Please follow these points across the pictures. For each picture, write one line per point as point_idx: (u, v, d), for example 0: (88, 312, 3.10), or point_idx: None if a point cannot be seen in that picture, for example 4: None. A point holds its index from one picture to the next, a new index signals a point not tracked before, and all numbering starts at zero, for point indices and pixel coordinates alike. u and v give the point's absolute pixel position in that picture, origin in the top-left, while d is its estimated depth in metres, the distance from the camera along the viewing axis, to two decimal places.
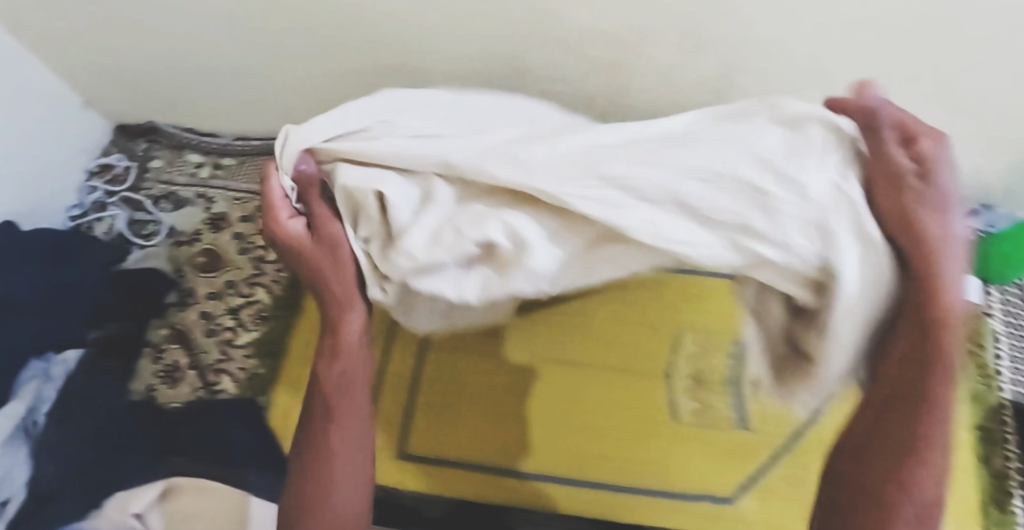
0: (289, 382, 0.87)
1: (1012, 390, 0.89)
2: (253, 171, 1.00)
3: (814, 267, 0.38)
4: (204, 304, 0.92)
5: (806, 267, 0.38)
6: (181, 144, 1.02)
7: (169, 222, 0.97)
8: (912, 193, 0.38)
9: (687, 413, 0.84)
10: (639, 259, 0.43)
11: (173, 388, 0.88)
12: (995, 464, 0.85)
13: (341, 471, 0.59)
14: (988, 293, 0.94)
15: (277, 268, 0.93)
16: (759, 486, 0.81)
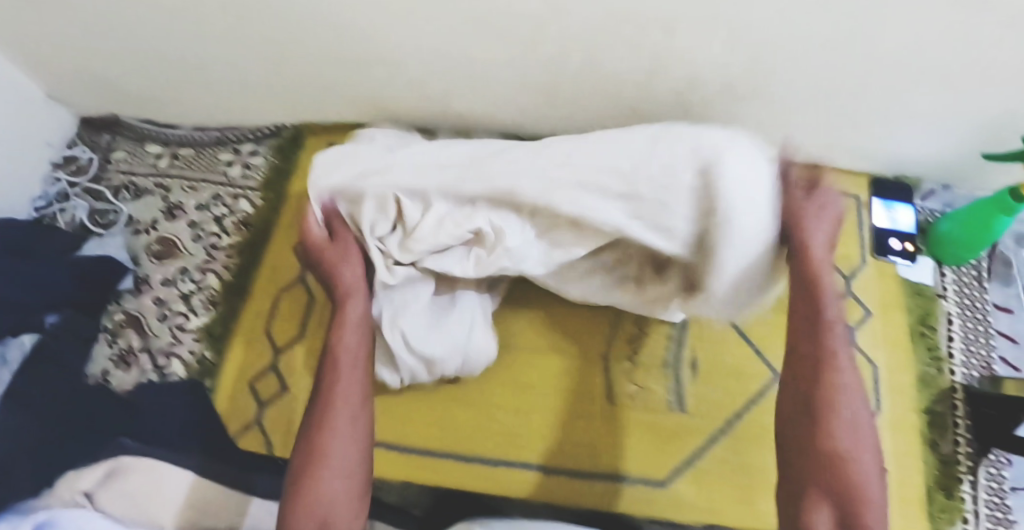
0: (235, 366, 0.89)
1: (964, 373, 0.87)
2: (207, 157, 1.03)
3: (682, 237, 0.66)
4: (158, 290, 0.94)
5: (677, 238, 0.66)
6: (142, 136, 1.05)
7: (128, 210, 1.00)
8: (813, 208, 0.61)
9: (624, 395, 0.84)
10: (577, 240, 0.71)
11: (129, 372, 0.90)
12: (943, 449, 0.84)
13: (327, 459, 0.61)
14: (941, 274, 0.92)
15: (228, 255, 0.96)
16: (696, 468, 0.81)
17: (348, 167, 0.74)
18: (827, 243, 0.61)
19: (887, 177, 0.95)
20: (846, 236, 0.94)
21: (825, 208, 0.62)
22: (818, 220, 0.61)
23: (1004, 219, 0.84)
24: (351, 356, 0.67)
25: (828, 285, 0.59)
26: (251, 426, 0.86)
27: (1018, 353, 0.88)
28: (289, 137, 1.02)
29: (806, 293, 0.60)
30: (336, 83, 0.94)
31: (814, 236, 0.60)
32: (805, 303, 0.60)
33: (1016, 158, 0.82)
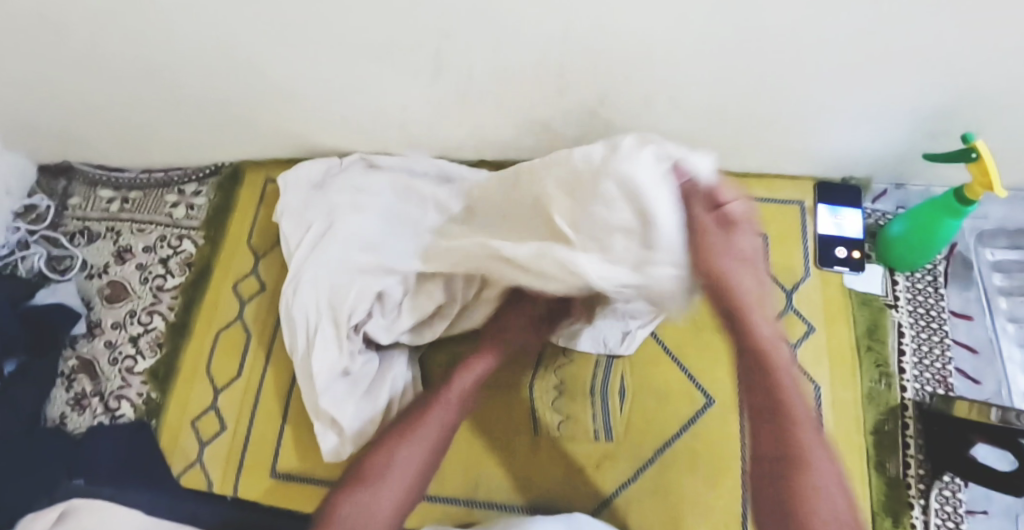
0: (178, 405, 0.92)
1: (916, 388, 0.82)
2: (153, 200, 1.06)
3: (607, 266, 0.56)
4: (108, 333, 0.98)
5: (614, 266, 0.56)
6: (94, 181, 1.08)
7: (83, 255, 1.04)
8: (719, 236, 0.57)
9: (548, 426, 0.83)
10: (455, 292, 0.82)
11: (80, 415, 0.93)
12: (891, 471, 0.79)
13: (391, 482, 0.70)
14: (893, 283, 0.87)
15: (171, 296, 0.98)
16: (622, 499, 0.79)
17: (298, 224, 0.89)
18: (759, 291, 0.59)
19: (833, 181, 0.92)
20: (789, 248, 0.91)
21: (737, 245, 0.58)
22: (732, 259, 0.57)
23: (950, 224, 0.79)
24: (445, 408, 0.75)
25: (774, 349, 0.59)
26: (192, 466, 0.89)
27: (977, 363, 0.83)
28: (228, 173, 1.04)
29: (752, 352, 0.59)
30: (264, 124, 0.95)
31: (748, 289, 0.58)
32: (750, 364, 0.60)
33: (959, 160, 0.74)
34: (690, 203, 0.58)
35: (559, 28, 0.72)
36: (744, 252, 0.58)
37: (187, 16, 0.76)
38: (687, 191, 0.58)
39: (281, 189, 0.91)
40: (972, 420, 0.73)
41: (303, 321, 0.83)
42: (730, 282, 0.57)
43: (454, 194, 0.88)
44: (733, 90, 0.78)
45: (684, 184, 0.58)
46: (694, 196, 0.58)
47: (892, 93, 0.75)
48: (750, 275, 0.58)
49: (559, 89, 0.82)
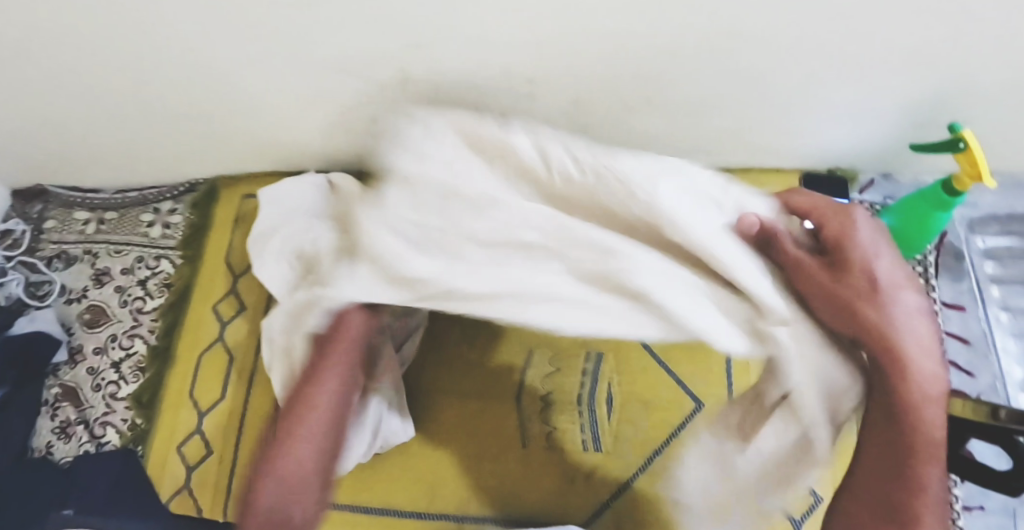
0: (164, 430, 0.91)
1: None
2: (129, 220, 1.04)
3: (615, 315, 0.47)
4: (90, 359, 0.96)
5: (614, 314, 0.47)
6: (68, 203, 1.06)
7: (61, 279, 1.02)
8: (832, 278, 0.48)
9: (538, 437, 0.82)
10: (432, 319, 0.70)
11: (66, 444, 0.92)
12: None
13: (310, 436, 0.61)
14: None
15: (152, 319, 0.97)
16: (615, 509, 0.79)
17: None
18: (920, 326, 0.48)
19: (821, 172, 0.90)
20: None
21: (868, 268, 0.48)
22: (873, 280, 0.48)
23: (940, 216, 0.77)
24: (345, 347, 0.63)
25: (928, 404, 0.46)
26: (182, 490, 0.88)
27: (970, 355, 0.83)
28: (204, 191, 1.02)
29: (889, 401, 0.47)
30: (239, 139, 0.93)
31: (897, 315, 0.47)
32: (898, 418, 0.47)
33: (947, 152, 0.72)
34: (774, 245, 0.49)
35: (530, 37, 0.70)
36: (870, 283, 0.48)
37: (149, 37, 0.74)
38: (763, 234, 0.49)
39: None
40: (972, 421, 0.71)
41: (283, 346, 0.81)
42: (871, 315, 0.46)
43: None
44: (713, 89, 0.76)
45: (762, 225, 0.49)
46: (777, 235, 0.49)
47: (880, 85, 0.73)
48: (887, 303, 0.47)
49: (534, 96, 0.80)
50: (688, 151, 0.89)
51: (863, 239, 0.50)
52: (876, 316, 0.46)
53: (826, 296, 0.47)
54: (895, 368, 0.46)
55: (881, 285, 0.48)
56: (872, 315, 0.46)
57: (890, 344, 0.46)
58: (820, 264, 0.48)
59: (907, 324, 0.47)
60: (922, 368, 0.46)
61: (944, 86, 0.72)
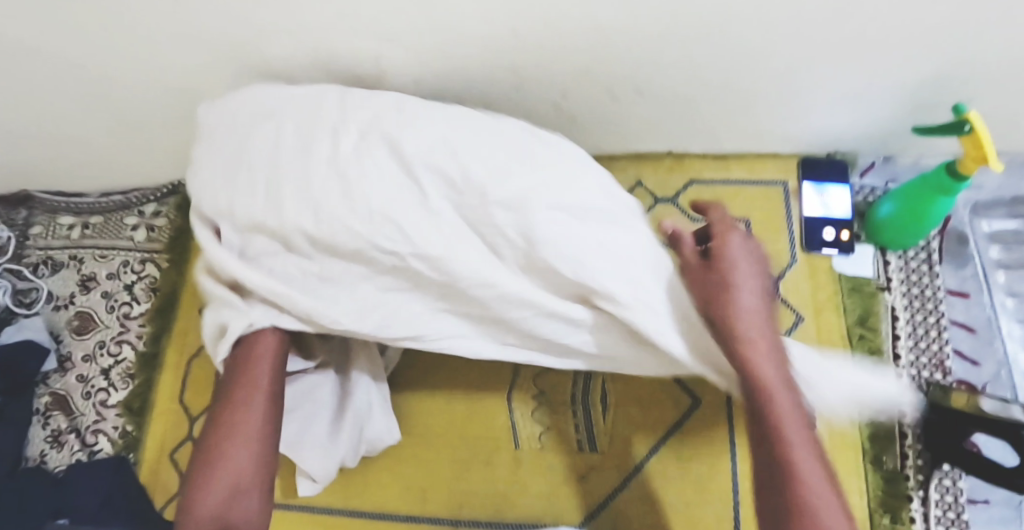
0: (156, 438, 0.92)
1: (912, 375, 0.79)
2: (113, 225, 1.02)
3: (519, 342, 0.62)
4: (80, 367, 0.95)
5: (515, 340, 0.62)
6: (52, 208, 1.03)
7: (48, 286, 1.00)
8: (710, 279, 0.57)
9: (529, 438, 0.81)
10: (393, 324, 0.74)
11: (58, 453, 0.92)
12: (888, 465, 0.76)
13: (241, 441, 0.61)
14: (885, 264, 0.83)
15: (139, 324, 0.97)
16: (608, 508, 0.78)
17: None
18: (755, 314, 0.56)
19: (819, 156, 0.86)
20: (772, 232, 0.86)
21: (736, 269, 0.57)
22: (739, 277, 0.57)
23: (943, 201, 0.74)
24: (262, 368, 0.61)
25: (770, 376, 0.54)
26: (174, 499, 0.89)
27: (975, 343, 0.80)
28: (187, 192, 1.00)
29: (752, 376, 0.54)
30: None
31: (739, 305, 0.55)
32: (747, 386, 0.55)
33: (950, 134, 0.68)
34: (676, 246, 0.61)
35: (506, 27, 0.67)
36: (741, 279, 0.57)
37: (115, 36, 0.72)
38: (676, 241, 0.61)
39: None
40: (981, 414, 0.70)
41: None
42: (726, 306, 0.55)
43: None
44: (702, 75, 0.73)
45: (678, 235, 0.61)
46: (680, 242, 0.60)
47: (884, 67, 0.69)
48: (746, 297, 0.56)
49: (515, 87, 0.77)
50: (681, 139, 0.86)
51: (736, 250, 0.58)
52: (723, 304, 0.56)
53: (696, 291, 0.58)
54: (736, 344, 0.55)
55: (738, 284, 0.56)
56: (730, 308, 0.55)
57: (728, 323, 0.55)
58: (693, 262, 0.59)
59: (754, 317, 0.56)
60: (758, 350, 0.54)
61: (952, 66, 0.68)
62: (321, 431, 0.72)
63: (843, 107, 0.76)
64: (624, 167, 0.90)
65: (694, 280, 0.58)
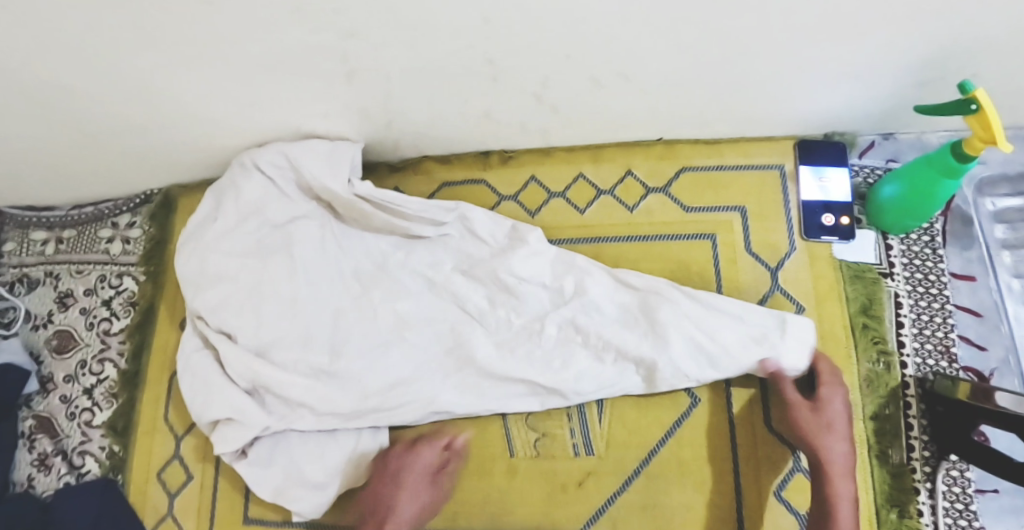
0: (142, 459, 0.90)
1: (917, 363, 0.76)
2: (85, 238, 0.98)
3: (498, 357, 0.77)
4: (62, 387, 0.93)
5: (492, 353, 0.77)
6: (23, 223, 1.00)
7: (26, 305, 0.97)
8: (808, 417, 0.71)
9: (524, 445, 0.79)
10: (374, 350, 0.79)
11: (45, 477, 0.89)
12: (895, 458, 0.74)
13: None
14: (887, 248, 0.80)
15: (120, 341, 0.94)
16: (607, 515, 0.76)
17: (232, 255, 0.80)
18: (842, 463, 0.69)
19: (815, 138, 0.82)
20: (769, 220, 0.82)
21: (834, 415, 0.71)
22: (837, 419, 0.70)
23: (948, 184, 0.71)
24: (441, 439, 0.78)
25: (843, 514, 0.67)
26: (166, 518, 0.87)
27: (982, 329, 0.77)
28: (160, 201, 0.97)
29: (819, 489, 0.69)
30: (189, 148, 0.87)
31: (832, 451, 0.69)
32: (822, 514, 0.68)
33: (957, 114, 0.64)
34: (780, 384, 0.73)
35: (478, 17, 0.62)
36: (834, 422, 0.70)
37: (60, 44, 0.67)
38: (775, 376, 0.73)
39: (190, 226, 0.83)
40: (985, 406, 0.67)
41: (239, 391, 0.77)
42: (819, 443, 0.70)
43: (398, 200, 0.79)
44: (689, 59, 0.68)
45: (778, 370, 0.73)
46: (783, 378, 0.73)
47: (884, 45, 0.65)
48: (835, 436, 0.70)
49: (492, 79, 0.72)
50: (671, 125, 0.81)
51: (837, 406, 0.71)
52: (814, 450, 0.70)
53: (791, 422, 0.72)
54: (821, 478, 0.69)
55: (836, 425, 0.70)
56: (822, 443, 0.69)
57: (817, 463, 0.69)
58: (800, 406, 0.71)
59: (839, 457, 0.69)
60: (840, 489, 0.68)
61: (957, 40, 0.64)
62: (319, 476, 0.77)
63: (841, 85, 0.72)
64: (612, 157, 0.86)
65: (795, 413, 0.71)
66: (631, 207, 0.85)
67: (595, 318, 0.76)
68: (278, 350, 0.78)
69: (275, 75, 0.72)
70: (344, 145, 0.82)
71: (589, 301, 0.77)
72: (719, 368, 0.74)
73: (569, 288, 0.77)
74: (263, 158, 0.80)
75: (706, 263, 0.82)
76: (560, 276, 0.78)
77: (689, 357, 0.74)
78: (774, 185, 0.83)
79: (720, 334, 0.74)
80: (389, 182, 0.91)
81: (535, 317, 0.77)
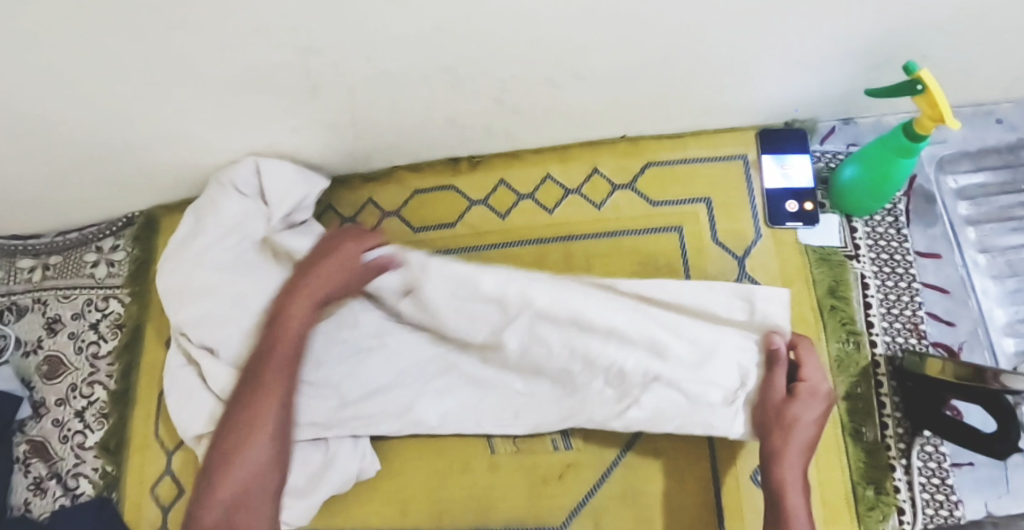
0: (134, 477, 0.91)
1: (886, 342, 0.77)
2: (71, 263, 1.00)
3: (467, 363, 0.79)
4: (54, 410, 0.94)
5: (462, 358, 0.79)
6: (9, 252, 1.01)
7: (15, 332, 0.98)
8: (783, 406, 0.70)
9: (504, 442, 0.80)
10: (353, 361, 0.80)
11: (41, 500, 0.91)
12: (869, 436, 0.75)
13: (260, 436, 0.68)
14: (851, 231, 0.81)
15: (109, 363, 0.96)
16: (590, 507, 0.77)
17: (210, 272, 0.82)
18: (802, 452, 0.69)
19: (776, 126, 0.84)
20: (734, 208, 0.83)
21: (807, 406, 0.70)
22: (810, 408, 0.70)
23: (903, 163, 0.72)
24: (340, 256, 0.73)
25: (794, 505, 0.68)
26: None
27: (949, 305, 0.78)
28: (142, 224, 0.99)
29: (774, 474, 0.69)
30: (164, 169, 0.89)
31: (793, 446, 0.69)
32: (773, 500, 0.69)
33: (905, 95, 0.65)
34: (775, 366, 0.71)
35: (430, 26, 0.64)
36: (811, 411, 0.70)
37: (27, 74, 0.69)
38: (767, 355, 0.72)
39: (169, 247, 0.84)
40: (952, 381, 0.68)
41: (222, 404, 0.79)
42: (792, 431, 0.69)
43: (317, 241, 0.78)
44: (642, 54, 0.70)
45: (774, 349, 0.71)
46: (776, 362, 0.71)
47: (828, 31, 0.67)
48: (808, 427, 0.69)
49: (451, 86, 0.74)
50: (633, 121, 0.83)
51: (812, 400, 0.70)
52: (779, 432, 0.70)
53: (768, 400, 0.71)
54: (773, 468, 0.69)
55: (806, 417, 0.69)
56: (791, 429, 0.69)
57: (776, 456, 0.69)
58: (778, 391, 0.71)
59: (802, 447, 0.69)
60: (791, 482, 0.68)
61: (897, 23, 0.66)
62: (301, 480, 0.78)
63: (792, 73, 0.73)
64: (578, 156, 0.88)
65: (770, 399, 0.71)
66: (599, 204, 0.87)
67: (550, 325, 0.74)
68: None
69: (238, 95, 0.74)
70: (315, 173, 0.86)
71: (541, 314, 0.74)
72: (696, 369, 0.73)
73: (512, 299, 0.74)
74: (241, 167, 0.83)
75: (674, 254, 0.84)
76: (503, 287, 0.74)
77: (661, 362, 0.73)
78: (735, 174, 0.84)
79: (688, 329, 0.73)
80: (363, 193, 0.93)
81: (487, 328, 0.76)
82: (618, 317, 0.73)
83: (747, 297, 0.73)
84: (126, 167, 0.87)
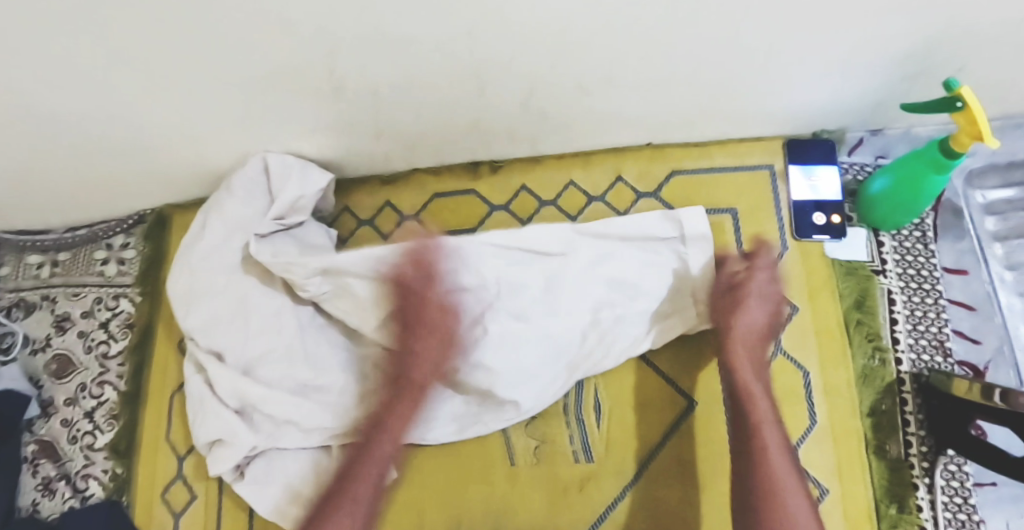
0: (144, 481, 0.90)
1: (912, 359, 0.77)
2: (81, 260, 0.98)
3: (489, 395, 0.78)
4: (63, 409, 0.93)
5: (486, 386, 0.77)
6: (18, 247, 0.99)
7: (23, 329, 0.97)
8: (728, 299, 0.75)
9: (524, 453, 0.79)
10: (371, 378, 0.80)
11: (49, 502, 0.90)
12: (893, 454, 0.74)
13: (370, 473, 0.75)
14: (878, 245, 0.80)
15: (119, 363, 0.94)
16: (611, 520, 0.76)
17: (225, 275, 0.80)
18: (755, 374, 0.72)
19: (804, 136, 0.83)
20: (760, 220, 0.82)
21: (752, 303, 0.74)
22: (755, 300, 0.74)
23: (936, 179, 0.71)
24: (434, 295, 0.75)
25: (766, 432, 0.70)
26: None
27: (976, 322, 0.78)
28: (154, 222, 0.97)
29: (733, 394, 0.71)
30: (179, 170, 0.87)
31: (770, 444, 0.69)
32: (743, 426, 0.70)
33: (943, 111, 0.64)
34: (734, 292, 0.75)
35: (462, 29, 0.62)
36: (754, 309, 0.74)
37: (44, 70, 0.67)
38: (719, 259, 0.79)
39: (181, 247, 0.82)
40: (987, 402, 0.67)
41: (228, 413, 0.77)
42: (738, 332, 0.73)
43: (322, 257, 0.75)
44: (675, 62, 0.69)
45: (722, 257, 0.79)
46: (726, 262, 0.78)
47: (865, 43, 0.66)
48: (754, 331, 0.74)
49: (478, 90, 0.72)
50: (657, 129, 0.82)
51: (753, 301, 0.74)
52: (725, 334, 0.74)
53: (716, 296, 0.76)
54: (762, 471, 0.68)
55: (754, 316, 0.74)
56: (737, 332, 0.73)
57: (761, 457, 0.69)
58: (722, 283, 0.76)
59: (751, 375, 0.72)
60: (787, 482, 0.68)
61: (937, 36, 0.64)
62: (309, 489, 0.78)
63: (826, 83, 0.72)
64: (601, 162, 0.87)
65: (719, 294, 0.76)
66: (622, 212, 0.85)
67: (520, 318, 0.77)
68: (268, 367, 0.79)
69: (259, 95, 0.72)
70: (315, 165, 0.84)
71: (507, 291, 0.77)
72: (620, 290, 0.78)
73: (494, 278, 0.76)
74: (248, 169, 0.81)
75: None
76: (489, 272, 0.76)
77: (601, 293, 0.78)
78: (758, 185, 0.83)
79: (624, 261, 0.79)
80: (380, 195, 0.91)
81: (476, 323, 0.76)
82: (557, 267, 0.78)
83: (675, 217, 0.79)
84: (141, 167, 0.86)
